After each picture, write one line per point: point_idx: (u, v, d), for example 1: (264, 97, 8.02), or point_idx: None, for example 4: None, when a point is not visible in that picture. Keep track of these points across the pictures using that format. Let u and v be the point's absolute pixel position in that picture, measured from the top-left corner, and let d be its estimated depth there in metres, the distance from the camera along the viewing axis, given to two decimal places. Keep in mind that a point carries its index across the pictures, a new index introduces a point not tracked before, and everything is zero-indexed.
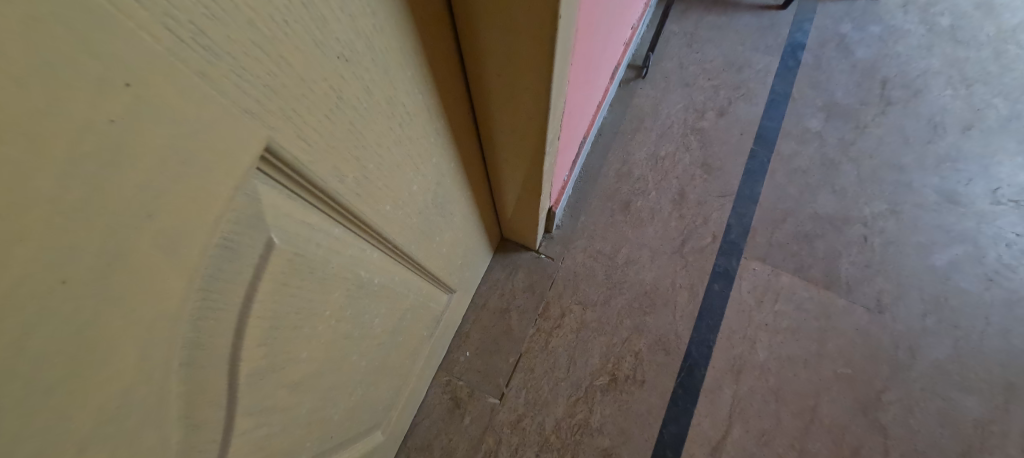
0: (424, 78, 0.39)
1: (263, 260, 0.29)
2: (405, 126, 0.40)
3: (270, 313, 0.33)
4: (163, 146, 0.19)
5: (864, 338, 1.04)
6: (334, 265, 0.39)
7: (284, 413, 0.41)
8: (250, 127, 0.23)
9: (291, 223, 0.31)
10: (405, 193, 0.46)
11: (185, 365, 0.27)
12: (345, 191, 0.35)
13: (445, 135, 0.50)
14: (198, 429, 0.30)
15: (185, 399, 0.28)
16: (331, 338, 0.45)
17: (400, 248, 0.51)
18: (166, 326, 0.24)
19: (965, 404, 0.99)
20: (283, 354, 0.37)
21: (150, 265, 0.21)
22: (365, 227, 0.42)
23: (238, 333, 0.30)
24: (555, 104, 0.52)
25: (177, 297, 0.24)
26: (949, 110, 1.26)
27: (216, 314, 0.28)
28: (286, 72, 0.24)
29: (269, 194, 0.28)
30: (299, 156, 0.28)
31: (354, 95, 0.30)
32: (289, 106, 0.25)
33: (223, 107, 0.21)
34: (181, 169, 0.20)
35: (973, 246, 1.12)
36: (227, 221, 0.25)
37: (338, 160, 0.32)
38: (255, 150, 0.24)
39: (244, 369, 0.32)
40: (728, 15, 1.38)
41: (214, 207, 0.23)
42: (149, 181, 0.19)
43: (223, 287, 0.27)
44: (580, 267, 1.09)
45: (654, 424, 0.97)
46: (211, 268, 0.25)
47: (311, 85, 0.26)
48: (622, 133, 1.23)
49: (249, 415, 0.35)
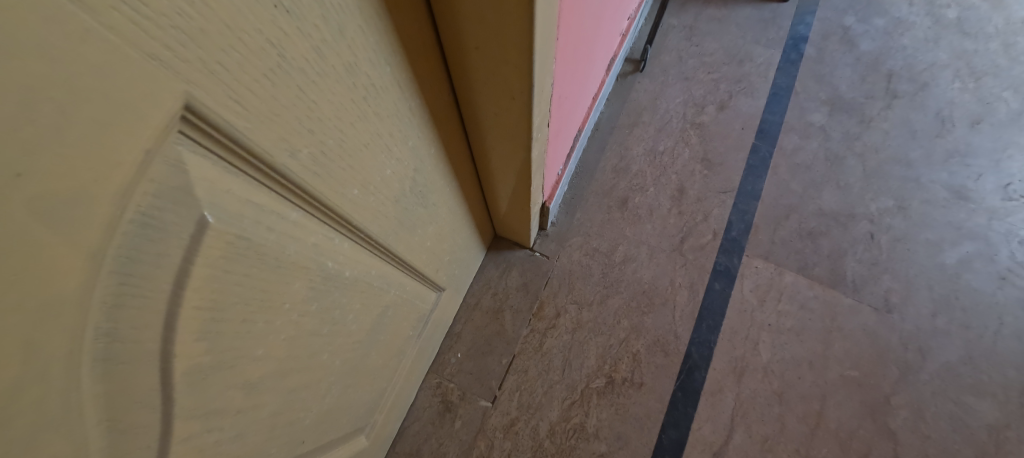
0: (391, 48, 0.36)
1: (197, 241, 0.26)
2: (371, 101, 0.37)
3: (212, 303, 0.29)
4: (33, 91, 0.15)
5: (873, 340, 1.00)
6: (292, 253, 0.35)
7: (238, 417, 0.37)
8: (155, 77, 0.20)
9: (232, 201, 0.28)
10: (376, 178, 0.43)
11: (102, 362, 0.23)
12: (297, 167, 0.32)
13: (421, 116, 0.47)
14: (127, 436, 0.26)
15: (107, 402, 0.24)
16: (294, 334, 0.41)
17: (374, 239, 0.48)
18: (70, 314, 0.20)
19: (979, 408, 0.94)
20: (232, 350, 0.33)
21: (33, 238, 0.18)
22: (329, 212, 0.38)
23: (169, 325, 0.27)
24: (540, 82, 0.49)
25: (76, 280, 0.20)
26: (958, 103, 1.23)
27: (139, 302, 0.24)
28: (206, 14, 0.21)
29: (199, 165, 0.24)
30: (229, 117, 0.25)
31: (300, 54, 0.27)
32: (211, 58, 0.22)
33: (115, 48, 0.18)
34: (60, 118, 0.17)
35: (985, 244, 1.08)
36: (144, 193, 0.22)
37: (283, 129, 0.29)
38: (165, 104, 0.21)
39: (182, 366, 0.29)
40: (728, 8, 1.35)
41: (115, 171, 0.20)
42: (18, 134, 0.15)
43: (142, 271, 0.24)
44: (576, 265, 1.06)
45: (653, 429, 0.93)
46: (125, 247, 0.22)
47: (241, 35, 0.23)
48: (619, 127, 1.19)
49: (193, 418, 0.32)
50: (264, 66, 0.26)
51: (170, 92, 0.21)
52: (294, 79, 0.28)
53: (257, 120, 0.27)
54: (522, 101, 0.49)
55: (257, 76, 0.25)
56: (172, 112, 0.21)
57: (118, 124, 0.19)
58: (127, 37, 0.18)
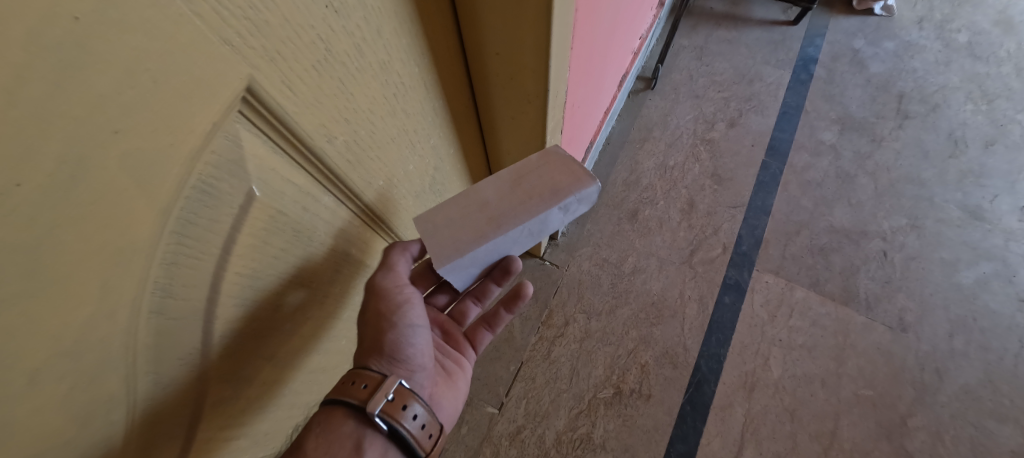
0: (420, 50, 0.40)
1: (245, 210, 0.29)
2: (401, 97, 0.41)
3: (251, 270, 0.32)
4: (133, 63, 0.19)
5: (887, 359, 0.98)
6: (321, 234, 0.39)
7: (261, 389, 0.40)
8: (229, 60, 0.23)
9: (275, 178, 0.31)
10: (400, 172, 0.46)
11: (157, 315, 0.26)
12: (334, 154, 0.35)
13: (443, 117, 0.50)
14: (165, 388, 0.29)
15: (154, 353, 0.27)
16: (317, 314, 0.44)
17: (393, 230, 0.51)
18: (138, 263, 0.23)
19: (1001, 434, 0.92)
20: (263, 321, 0.36)
21: (119, 190, 0.21)
22: (355, 199, 0.42)
23: (214, 287, 0.29)
24: (555, 88, 0.51)
25: (147, 233, 0.23)
26: (970, 125, 1.24)
27: (192, 263, 0.27)
28: (271, 9, 0.24)
29: (251, 141, 0.28)
30: (282, 101, 0.28)
31: (344, 51, 0.31)
32: (274, 48, 0.26)
33: (200, 33, 0.21)
34: (153, 89, 0.20)
35: (1003, 265, 1.07)
36: (206, 163, 0.25)
37: (326, 119, 0.33)
38: (235, 89, 0.25)
39: (221, 328, 0.32)
40: (738, 30, 1.40)
41: (188, 140, 0.23)
42: (117, 97, 0.19)
43: (198, 234, 0.26)
44: (586, 275, 1.07)
45: (660, 442, 0.92)
46: (187, 210, 0.25)
47: (299, 30, 0.27)
48: (630, 141, 1.23)
49: (223, 383, 0.35)
50: (314, 59, 0.29)
51: (238, 74, 0.24)
52: (337, 72, 0.32)
53: (305, 106, 0.30)
54: (537, 105, 0.51)
55: (307, 66, 0.29)
56: (236, 92, 0.25)
57: (195, 100, 0.23)
58: (210, 23, 0.21)
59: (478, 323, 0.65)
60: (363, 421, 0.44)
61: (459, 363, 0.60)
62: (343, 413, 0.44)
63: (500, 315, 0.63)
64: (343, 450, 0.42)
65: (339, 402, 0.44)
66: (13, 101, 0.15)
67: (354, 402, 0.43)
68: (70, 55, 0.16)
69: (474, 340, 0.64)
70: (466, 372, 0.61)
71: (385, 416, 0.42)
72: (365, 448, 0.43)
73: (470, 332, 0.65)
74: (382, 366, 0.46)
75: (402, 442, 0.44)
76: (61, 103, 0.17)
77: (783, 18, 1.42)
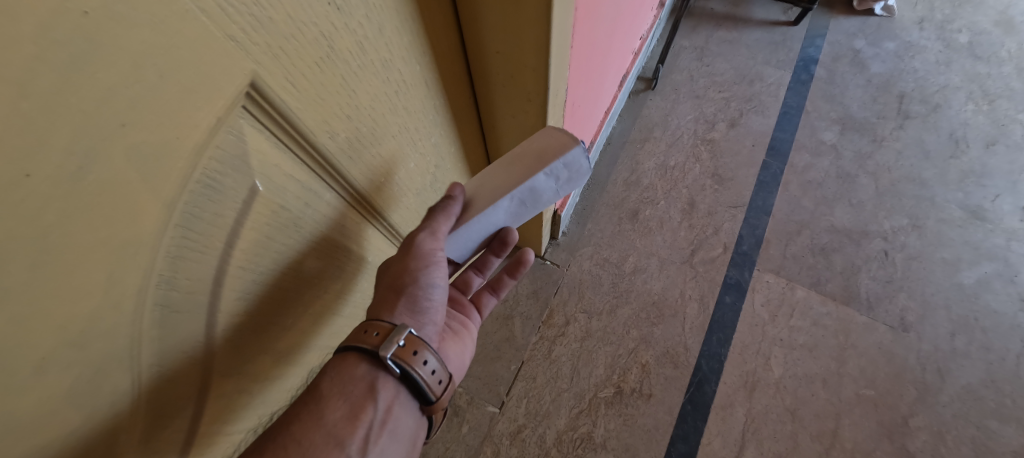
0: (422, 48, 0.41)
1: (248, 205, 0.30)
2: (403, 95, 0.41)
3: (254, 266, 0.33)
4: (140, 57, 0.19)
5: (889, 359, 0.98)
6: (324, 230, 0.40)
7: (263, 383, 0.41)
8: (233, 56, 0.24)
9: (278, 174, 0.32)
10: (402, 169, 0.47)
11: (161, 308, 0.26)
12: (336, 150, 0.36)
13: (444, 115, 0.51)
14: (169, 381, 0.29)
15: (158, 345, 0.27)
16: (318, 309, 0.45)
17: (394, 226, 0.52)
18: (144, 255, 0.24)
19: (1003, 434, 0.91)
20: (265, 315, 0.37)
21: (125, 183, 0.21)
22: (357, 196, 0.42)
23: (217, 282, 0.30)
24: (555, 86, 0.52)
25: (153, 225, 0.23)
26: (971, 125, 1.24)
27: (197, 257, 0.27)
28: (275, 6, 0.25)
29: (255, 137, 0.28)
30: (284, 96, 0.28)
31: (346, 48, 0.32)
32: (278, 45, 0.26)
33: (206, 28, 0.22)
34: (159, 82, 0.21)
35: (1005, 265, 1.07)
36: (211, 157, 0.25)
37: (328, 115, 0.33)
38: (239, 84, 0.25)
39: (224, 322, 0.32)
40: (739, 31, 1.40)
41: (193, 133, 0.24)
42: (124, 90, 0.19)
43: (202, 228, 0.27)
44: (586, 274, 1.07)
45: (661, 442, 0.92)
46: (192, 204, 0.25)
47: (303, 27, 0.27)
48: (630, 141, 1.23)
49: (225, 376, 0.35)
50: (316, 56, 0.29)
51: (242, 70, 0.25)
52: (339, 69, 0.32)
53: (308, 102, 0.31)
54: (538, 104, 0.52)
55: (310, 63, 0.29)
56: (240, 87, 0.25)
57: (198, 93, 0.23)
58: (215, 18, 0.22)
59: (483, 289, 0.66)
60: (376, 365, 0.44)
61: (465, 324, 0.60)
62: (355, 357, 0.44)
63: (504, 280, 0.64)
64: (358, 391, 0.43)
65: (351, 348, 0.44)
66: (23, 93, 0.15)
67: (369, 347, 0.43)
68: (79, 49, 0.17)
69: (477, 304, 0.65)
70: (472, 335, 0.62)
71: (398, 362, 0.42)
72: (378, 390, 0.43)
73: (475, 298, 0.65)
74: (396, 317, 0.46)
75: (414, 386, 0.44)
76: (70, 96, 0.17)
77: (784, 19, 1.43)
